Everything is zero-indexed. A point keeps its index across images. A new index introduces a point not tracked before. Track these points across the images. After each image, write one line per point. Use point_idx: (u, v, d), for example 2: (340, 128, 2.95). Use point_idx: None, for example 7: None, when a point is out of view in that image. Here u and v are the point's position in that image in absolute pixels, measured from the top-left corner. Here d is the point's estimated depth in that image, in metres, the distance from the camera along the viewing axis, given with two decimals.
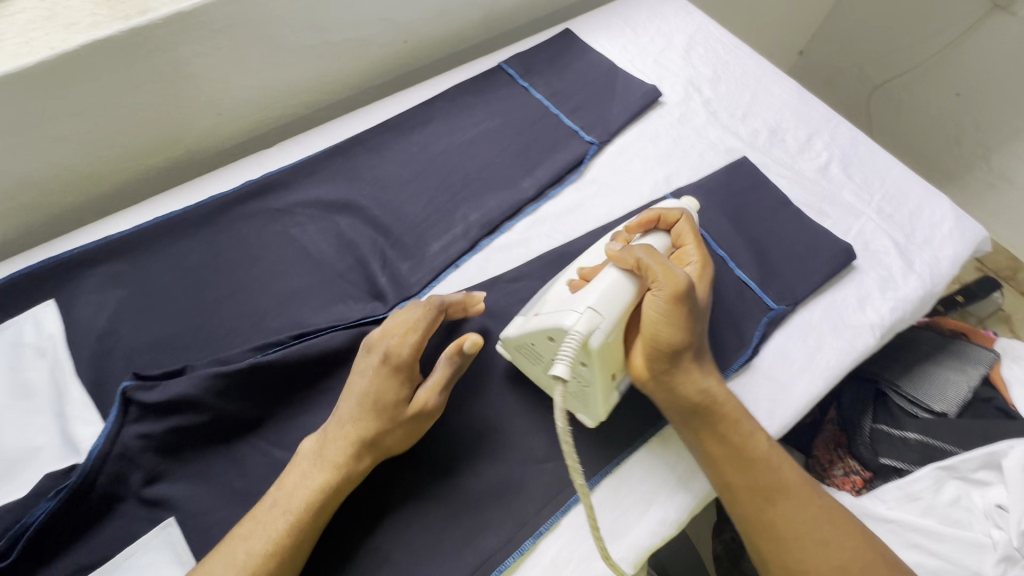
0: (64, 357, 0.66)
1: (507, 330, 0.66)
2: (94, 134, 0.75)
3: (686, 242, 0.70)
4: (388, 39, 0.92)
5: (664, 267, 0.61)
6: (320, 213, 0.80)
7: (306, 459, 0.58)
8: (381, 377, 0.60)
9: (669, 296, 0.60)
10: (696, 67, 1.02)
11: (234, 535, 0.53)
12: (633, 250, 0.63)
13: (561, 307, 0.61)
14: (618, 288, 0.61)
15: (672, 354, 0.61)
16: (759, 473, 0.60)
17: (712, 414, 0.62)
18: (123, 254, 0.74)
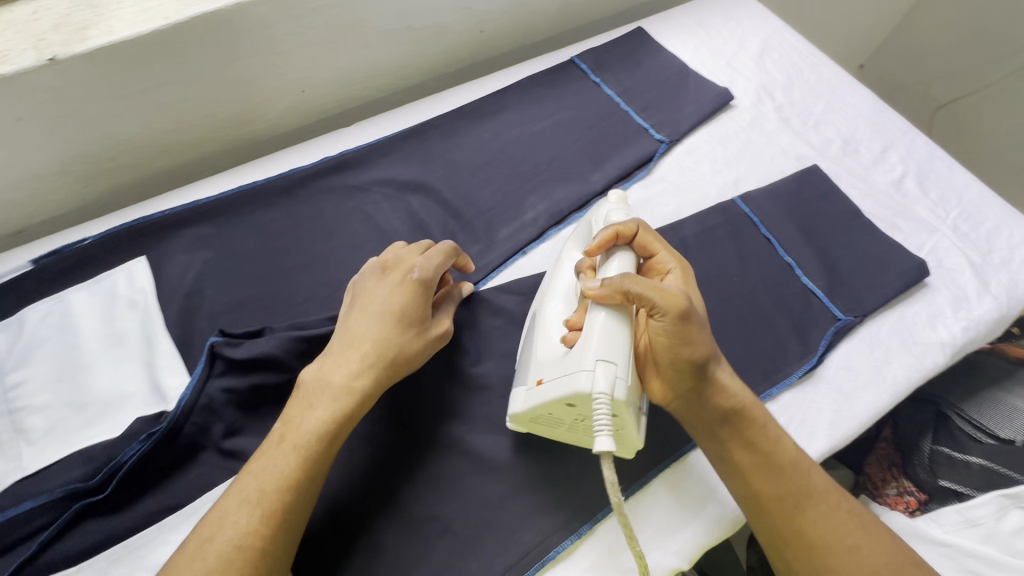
0: (155, 311, 0.69)
1: (514, 410, 0.60)
2: (190, 102, 0.78)
3: (655, 250, 0.64)
4: (465, 27, 0.94)
5: (655, 289, 0.55)
6: (394, 192, 0.82)
7: (325, 379, 0.57)
8: (405, 293, 0.62)
9: (673, 316, 0.54)
10: (770, 72, 1.01)
11: (248, 470, 0.53)
12: (616, 283, 0.56)
13: (564, 370, 0.55)
14: (615, 330, 0.55)
15: (694, 369, 0.56)
16: (787, 478, 0.56)
17: (739, 420, 0.58)
18: (208, 218, 0.78)
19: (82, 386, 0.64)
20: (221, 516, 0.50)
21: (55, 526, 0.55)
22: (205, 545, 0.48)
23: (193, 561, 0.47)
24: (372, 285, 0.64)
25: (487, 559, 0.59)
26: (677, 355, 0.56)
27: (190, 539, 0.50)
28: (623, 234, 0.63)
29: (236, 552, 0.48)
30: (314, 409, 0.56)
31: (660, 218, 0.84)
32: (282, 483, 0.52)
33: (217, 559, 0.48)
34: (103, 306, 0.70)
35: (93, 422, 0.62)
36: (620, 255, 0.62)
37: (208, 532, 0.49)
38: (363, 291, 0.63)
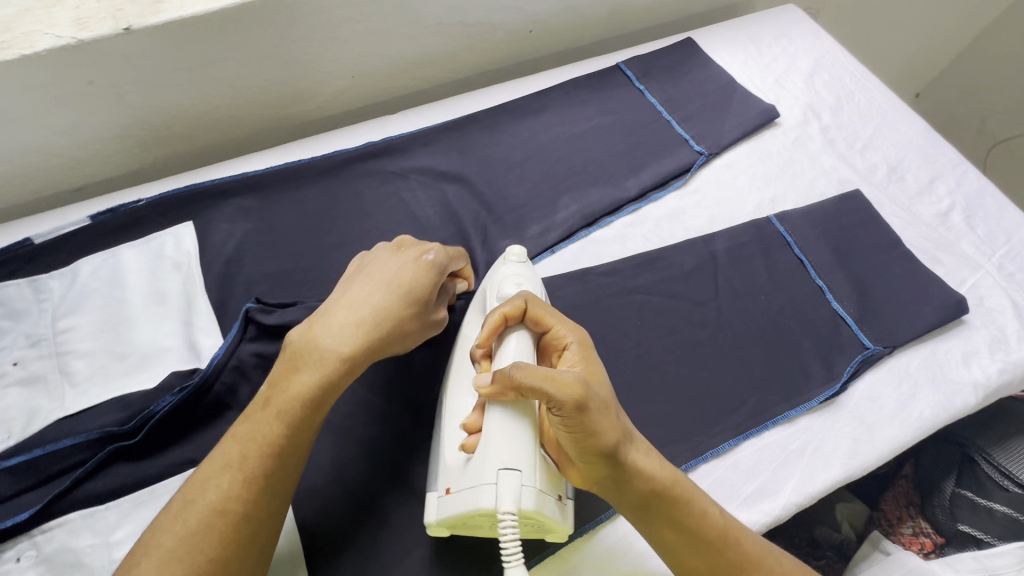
0: (196, 274, 0.73)
1: (427, 519, 0.55)
2: (247, 79, 0.82)
3: (549, 324, 0.56)
4: (515, 26, 0.95)
5: (547, 378, 0.47)
6: (431, 181, 0.84)
7: (315, 345, 0.56)
8: (416, 270, 0.62)
9: (568, 409, 0.46)
10: (818, 93, 0.99)
11: (235, 434, 0.53)
12: (505, 376, 0.50)
13: (469, 481, 0.52)
14: (514, 436, 0.51)
15: (603, 459, 0.48)
16: (721, 555, 0.51)
17: (664, 502, 0.50)
18: (252, 191, 0.81)
19: (123, 338, 0.68)
20: (204, 478, 0.50)
21: (88, 465, 0.59)
22: (187, 507, 0.49)
23: (176, 520, 0.48)
24: (382, 257, 0.63)
25: (486, 547, 0.61)
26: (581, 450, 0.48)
27: (177, 496, 0.51)
28: (512, 315, 0.57)
29: (215, 516, 0.49)
30: (300, 374, 0.55)
31: (691, 229, 0.84)
32: (262, 449, 0.52)
33: (196, 521, 0.48)
34: (150, 265, 0.74)
35: (130, 372, 0.66)
36: (512, 338, 0.56)
37: (190, 494, 0.50)
38: (372, 262, 0.63)
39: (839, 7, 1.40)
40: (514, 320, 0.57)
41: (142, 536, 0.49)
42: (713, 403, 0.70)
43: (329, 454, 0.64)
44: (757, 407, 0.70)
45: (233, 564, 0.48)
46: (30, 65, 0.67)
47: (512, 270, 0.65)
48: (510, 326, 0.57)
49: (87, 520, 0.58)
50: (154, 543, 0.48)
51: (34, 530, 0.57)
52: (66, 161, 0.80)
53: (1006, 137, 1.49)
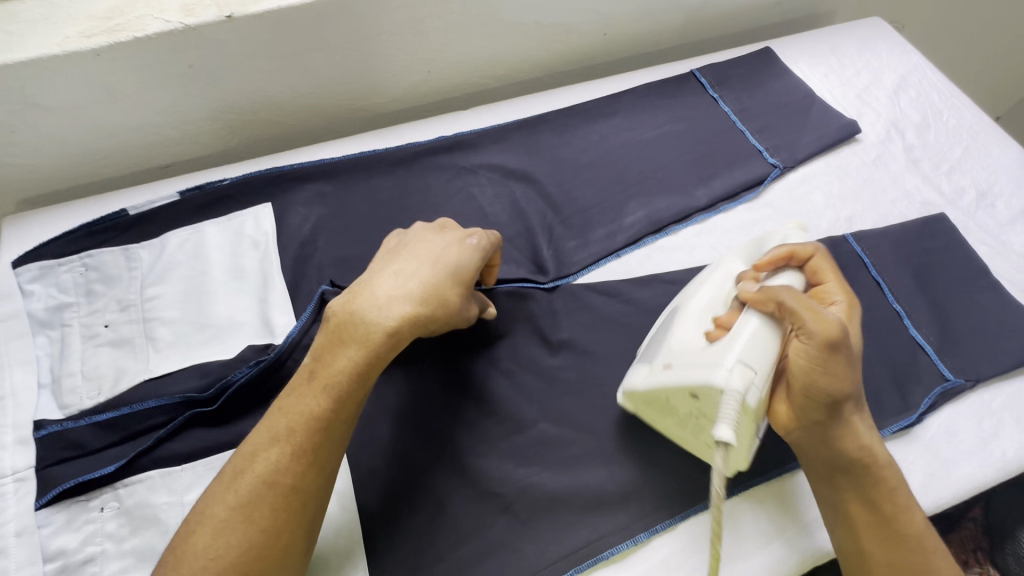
0: (274, 253, 0.76)
1: (634, 382, 0.63)
2: (330, 70, 0.85)
3: (824, 278, 0.64)
4: (590, 29, 0.95)
5: (812, 311, 0.55)
6: (500, 178, 0.85)
7: (361, 317, 0.56)
8: (460, 251, 0.61)
9: (822, 342, 0.54)
10: (903, 110, 0.95)
11: (279, 408, 0.54)
12: (772, 292, 0.58)
13: (702, 360, 0.57)
14: (764, 339, 0.57)
15: (830, 406, 0.55)
16: (905, 550, 0.54)
17: (867, 472, 0.56)
18: (328, 177, 0.83)
19: (205, 309, 0.72)
20: (252, 451, 0.52)
21: (170, 426, 0.62)
22: (237, 479, 0.51)
23: (227, 490, 0.50)
24: (427, 237, 0.63)
25: (541, 543, 0.61)
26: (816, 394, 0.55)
27: (227, 467, 0.52)
28: (799, 255, 0.65)
29: (265, 488, 0.50)
30: (345, 348, 0.55)
31: None
32: (309, 421, 0.53)
33: (247, 492, 0.50)
34: (231, 242, 0.77)
35: (209, 342, 0.69)
36: (785, 275, 0.64)
37: (240, 466, 0.51)
38: (417, 240, 0.63)
39: (925, 21, 1.34)
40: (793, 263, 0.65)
41: (197, 502, 0.52)
42: None
43: (390, 436, 0.65)
44: None
45: (284, 535, 0.50)
46: (139, 46, 0.72)
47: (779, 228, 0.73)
48: (788, 266, 0.65)
49: (164, 478, 0.61)
50: (209, 511, 0.50)
51: (117, 483, 0.60)
52: (160, 139, 0.84)
53: None
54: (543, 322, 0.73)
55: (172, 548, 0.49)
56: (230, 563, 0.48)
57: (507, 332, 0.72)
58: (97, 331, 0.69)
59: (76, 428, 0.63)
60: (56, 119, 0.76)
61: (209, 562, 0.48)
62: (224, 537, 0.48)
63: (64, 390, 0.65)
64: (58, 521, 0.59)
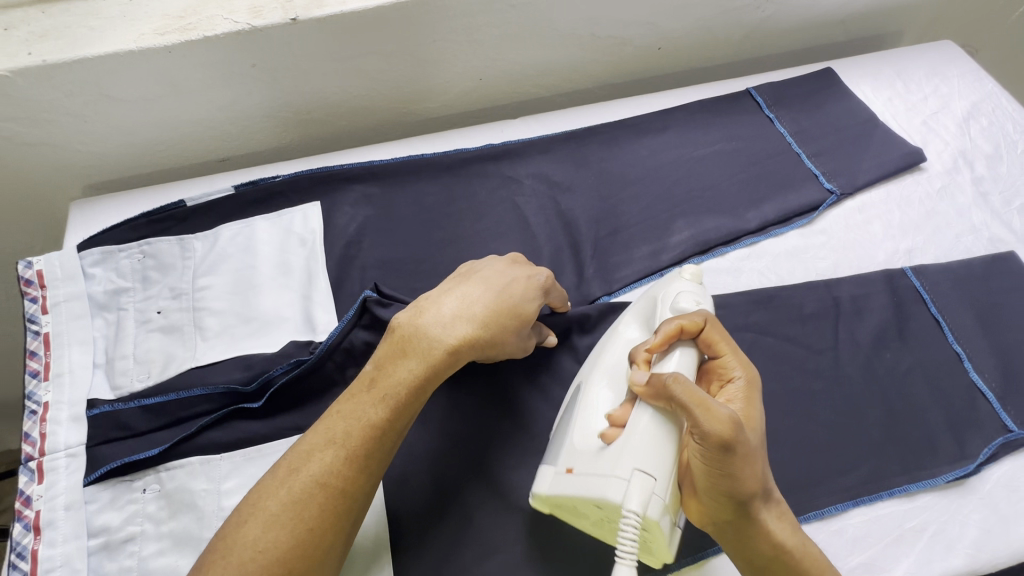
0: (320, 252, 0.77)
1: (538, 488, 0.57)
2: (384, 74, 0.86)
3: (721, 350, 0.58)
4: (645, 42, 0.94)
5: (702, 405, 0.50)
6: (545, 189, 0.84)
7: (426, 333, 0.58)
8: (527, 286, 0.63)
9: (713, 443, 0.49)
10: (973, 139, 0.90)
11: (338, 411, 0.55)
12: (661, 383, 0.52)
13: (601, 469, 0.53)
14: (658, 440, 0.53)
15: (735, 505, 0.51)
16: None
17: (788, 566, 0.52)
18: (376, 179, 0.84)
19: (250, 303, 0.74)
20: (309, 448, 0.53)
21: (212, 416, 0.64)
22: (292, 475, 0.51)
23: (281, 486, 0.51)
24: (500, 266, 0.65)
25: (567, 562, 0.60)
26: (722, 494, 0.51)
27: (281, 462, 0.53)
28: (686, 329, 0.58)
29: (317, 488, 0.51)
30: (406, 361, 0.57)
31: (813, 271, 0.79)
32: (365, 430, 0.54)
33: (300, 491, 0.51)
34: (280, 238, 0.79)
35: (253, 335, 0.71)
36: (679, 352, 0.57)
37: (296, 463, 0.52)
38: (488, 267, 0.64)
39: (1001, 43, 1.26)
40: (686, 335, 0.58)
41: (246, 495, 0.52)
42: (823, 460, 0.66)
43: (420, 444, 0.65)
44: (871, 473, 0.65)
45: (327, 535, 0.51)
46: (209, 45, 0.75)
47: (664, 278, 0.67)
48: (678, 340, 0.58)
49: (203, 465, 0.63)
50: (262, 501, 0.50)
51: (159, 466, 0.62)
52: (219, 133, 0.87)
53: None
54: (581, 337, 0.72)
55: (222, 536, 0.50)
56: (279, 558, 0.48)
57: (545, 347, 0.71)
58: (150, 317, 0.72)
59: (126, 410, 0.65)
60: (127, 110, 0.80)
61: (256, 555, 0.48)
62: (274, 532, 0.49)
63: (116, 371, 0.68)
64: (104, 499, 0.61)
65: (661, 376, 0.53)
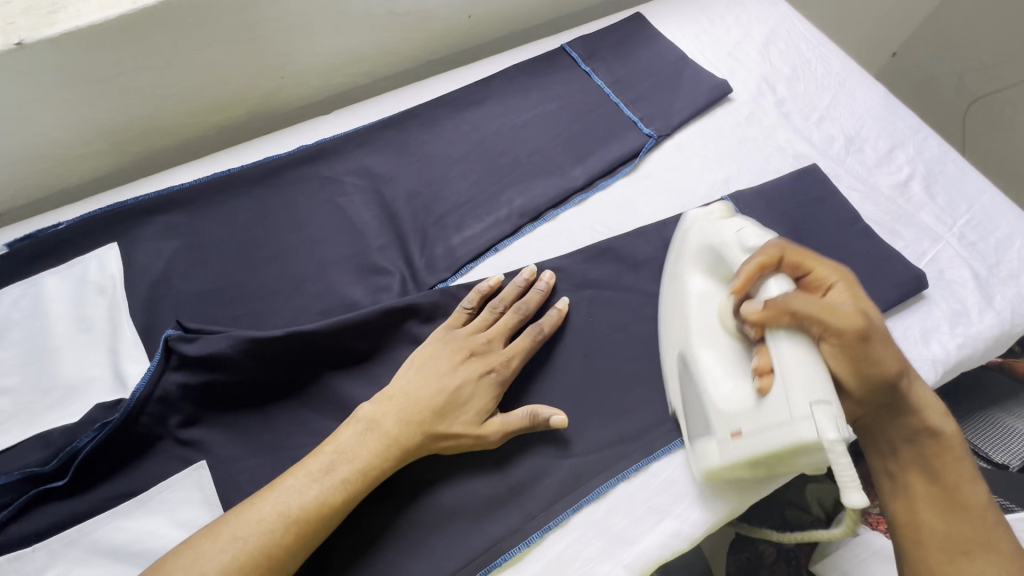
0: (120, 299, 0.70)
1: (710, 463, 0.59)
2: (164, 89, 0.78)
3: (811, 268, 0.58)
4: (452, 12, 0.91)
5: (826, 309, 0.53)
6: (367, 184, 0.81)
7: (395, 414, 0.60)
8: (478, 387, 0.63)
9: (853, 337, 0.52)
10: (774, 63, 0.95)
11: (291, 480, 0.55)
12: (780, 305, 0.54)
13: (773, 419, 0.53)
14: (812, 366, 0.52)
15: (886, 387, 0.55)
16: (966, 521, 0.53)
17: (928, 443, 0.56)
18: (180, 206, 0.77)
19: (47, 371, 0.65)
20: (257, 517, 0.52)
21: (11, 508, 0.57)
22: (237, 542, 0.50)
23: (221, 553, 0.50)
24: (453, 361, 0.63)
25: (434, 559, 0.59)
26: (865, 381, 0.54)
27: (226, 525, 0.52)
28: (767, 263, 0.57)
29: (264, 558, 0.50)
30: (372, 436, 0.58)
31: (641, 217, 0.81)
32: (321, 502, 0.54)
33: (246, 562, 0.50)
34: (74, 291, 0.70)
35: (56, 407, 0.64)
36: (774, 282, 0.56)
37: (241, 532, 0.51)
38: (448, 353, 0.64)
39: None
40: (770, 268, 0.58)
41: (155, 564, 0.50)
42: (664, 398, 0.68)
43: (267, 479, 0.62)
44: None
45: None
46: None
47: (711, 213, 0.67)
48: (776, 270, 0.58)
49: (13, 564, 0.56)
50: (199, 569, 0.49)
51: None
52: None
53: (986, 93, 1.45)
54: (421, 328, 0.70)
55: None
56: None
57: (387, 351, 0.69)
58: None
59: None
60: None
61: None
62: None
63: None
64: None
65: (775, 299, 0.54)
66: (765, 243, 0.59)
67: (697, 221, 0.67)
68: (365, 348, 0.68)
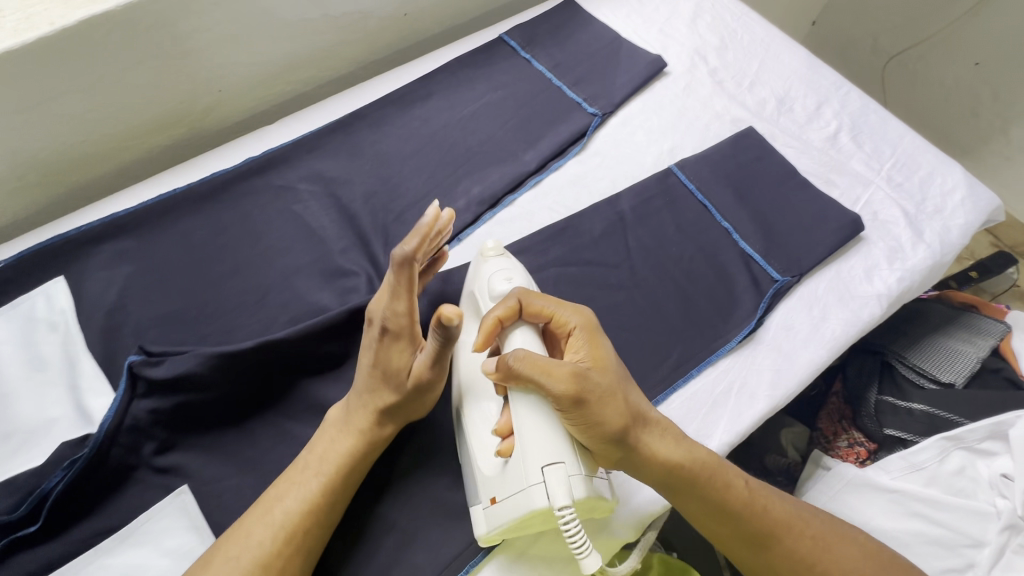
0: (75, 333, 0.67)
1: (481, 531, 0.56)
2: (95, 113, 0.75)
3: (551, 314, 0.57)
4: (387, 12, 0.91)
5: (544, 370, 0.51)
6: (322, 190, 0.80)
7: (347, 409, 0.59)
8: (380, 349, 0.57)
9: (566, 401, 0.51)
10: (703, 35, 1.00)
11: (274, 493, 0.55)
12: (505, 367, 0.52)
13: (514, 486, 0.52)
14: (545, 429, 0.52)
15: (616, 442, 0.53)
16: (743, 522, 0.57)
17: (688, 474, 0.56)
18: (127, 232, 0.75)
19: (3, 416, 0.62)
20: (246, 532, 0.52)
21: None
22: (234, 560, 0.50)
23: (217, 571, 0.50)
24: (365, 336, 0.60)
25: (434, 547, 0.59)
26: (594, 434, 0.52)
27: (218, 550, 0.52)
28: (506, 318, 0.57)
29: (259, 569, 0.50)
30: (334, 435, 0.58)
31: (596, 193, 0.83)
32: (305, 508, 0.54)
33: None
34: (21, 331, 0.67)
35: (15, 454, 0.60)
36: (518, 341, 0.56)
37: (235, 550, 0.51)
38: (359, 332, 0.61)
39: None
40: (509, 323, 0.58)
41: None
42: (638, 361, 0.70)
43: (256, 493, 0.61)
44: (681, 357, 0.71)
45: None
46: None
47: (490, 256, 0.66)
48: (520, 322, 0.58)
49: None
50: None
51: None
52: None
53: (900, 51, 1.56)
54: None
55: None
56: None
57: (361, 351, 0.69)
58: None
59: None
60: None
61: None
62: None
63: None
64: None
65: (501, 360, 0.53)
66: (505, 296, 0.59)
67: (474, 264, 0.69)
68: (338, 350, 0.68)
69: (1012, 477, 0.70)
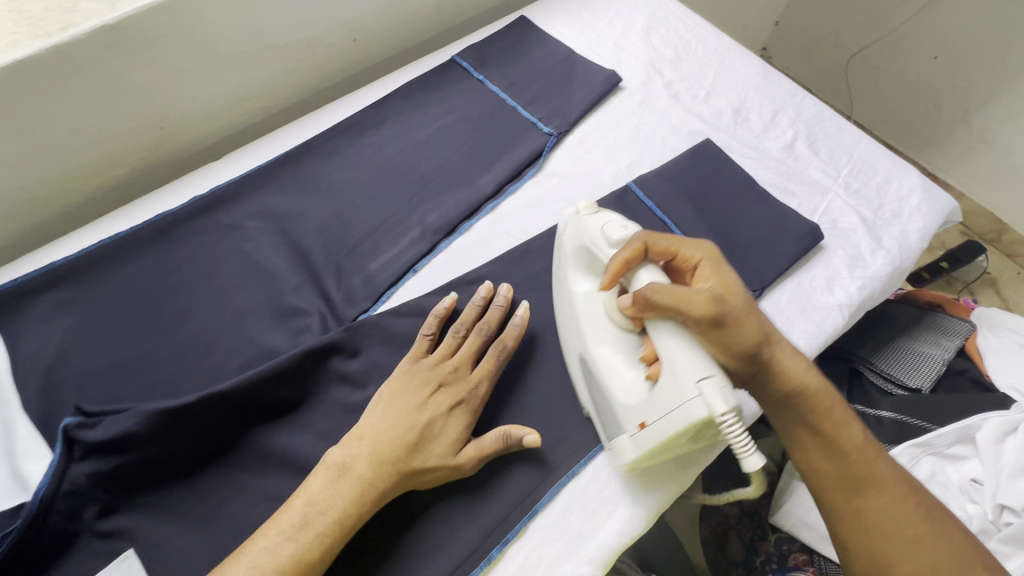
0: (9, 393, 0.63)
1: (626, 459, 0.58)
2: (28, 160, 0.72)
3: (677, 251, 0.61)
4: (334, 39, 0.89)
5: (682, 298, 0.54)
6: (273, 226, 0.78)
7: (365, 458, 0.56)
8: (446, 417, 0.60)
9: (706, 322, 0.54)
10: (657, 48, 0.99)
11: (264, 547, 0.51)
12: (641, 297, 0.56)
13: (666, 406, 0.54)
14: (688, 349, 0.54)
15: (753, 356, 0.55)
16: (852, 464, 0.55)
17: (810, 400, 0.57)
18: (68, 282, 0.71)
19: None
20: None
21: None
22: None
23: None
24: (420, 393, 0.60)
25: None
26: (736, 349, 0.54)
27: None
28: (631, 258, 0.61)
29: None
30: (345, 484, 0.55)
31: (554, 214, 0.82)
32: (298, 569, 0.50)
33: None
34: None
35: None
36: (645, 274, 0.59)
37: None
38: (407, 386, 0.61)
39: None
40: (636, 262, 0.61)
41: None
42: None
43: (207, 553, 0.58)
44: None
45: None
46: None
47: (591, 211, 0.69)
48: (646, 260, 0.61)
49: None
50: None
51: None
52: None
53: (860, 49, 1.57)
54: (346, 360, 0.68)
55: None
56: None
57: (315, 394, 0.67)
58: None
59: None
60: None
61: None
62: None
63: None
64: None
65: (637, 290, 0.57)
66: (629, 237, 0.63)
67: (569, 222, 0.71)
68: (291, 395, 0.65)
69: (981, 482, 0.70)
